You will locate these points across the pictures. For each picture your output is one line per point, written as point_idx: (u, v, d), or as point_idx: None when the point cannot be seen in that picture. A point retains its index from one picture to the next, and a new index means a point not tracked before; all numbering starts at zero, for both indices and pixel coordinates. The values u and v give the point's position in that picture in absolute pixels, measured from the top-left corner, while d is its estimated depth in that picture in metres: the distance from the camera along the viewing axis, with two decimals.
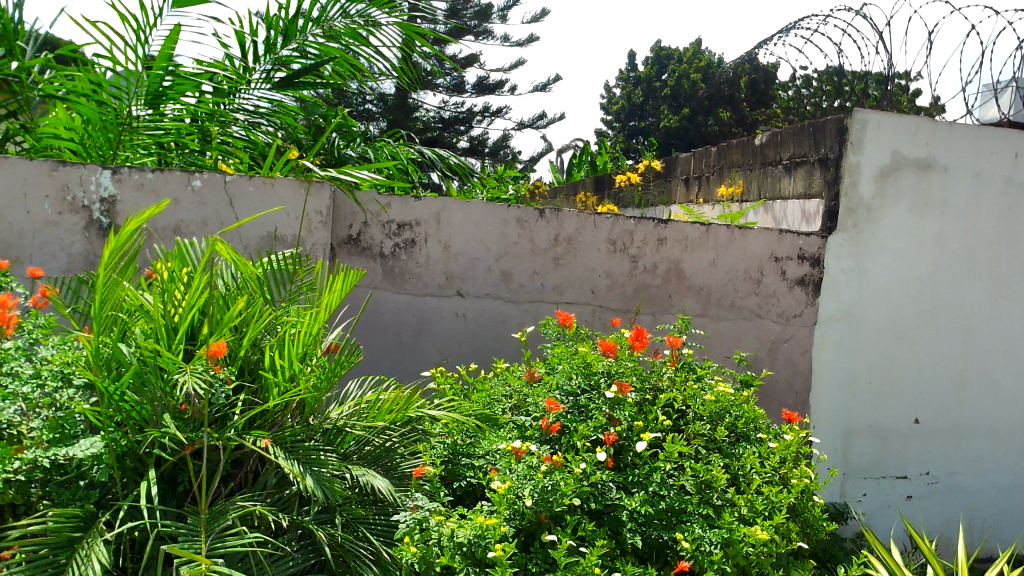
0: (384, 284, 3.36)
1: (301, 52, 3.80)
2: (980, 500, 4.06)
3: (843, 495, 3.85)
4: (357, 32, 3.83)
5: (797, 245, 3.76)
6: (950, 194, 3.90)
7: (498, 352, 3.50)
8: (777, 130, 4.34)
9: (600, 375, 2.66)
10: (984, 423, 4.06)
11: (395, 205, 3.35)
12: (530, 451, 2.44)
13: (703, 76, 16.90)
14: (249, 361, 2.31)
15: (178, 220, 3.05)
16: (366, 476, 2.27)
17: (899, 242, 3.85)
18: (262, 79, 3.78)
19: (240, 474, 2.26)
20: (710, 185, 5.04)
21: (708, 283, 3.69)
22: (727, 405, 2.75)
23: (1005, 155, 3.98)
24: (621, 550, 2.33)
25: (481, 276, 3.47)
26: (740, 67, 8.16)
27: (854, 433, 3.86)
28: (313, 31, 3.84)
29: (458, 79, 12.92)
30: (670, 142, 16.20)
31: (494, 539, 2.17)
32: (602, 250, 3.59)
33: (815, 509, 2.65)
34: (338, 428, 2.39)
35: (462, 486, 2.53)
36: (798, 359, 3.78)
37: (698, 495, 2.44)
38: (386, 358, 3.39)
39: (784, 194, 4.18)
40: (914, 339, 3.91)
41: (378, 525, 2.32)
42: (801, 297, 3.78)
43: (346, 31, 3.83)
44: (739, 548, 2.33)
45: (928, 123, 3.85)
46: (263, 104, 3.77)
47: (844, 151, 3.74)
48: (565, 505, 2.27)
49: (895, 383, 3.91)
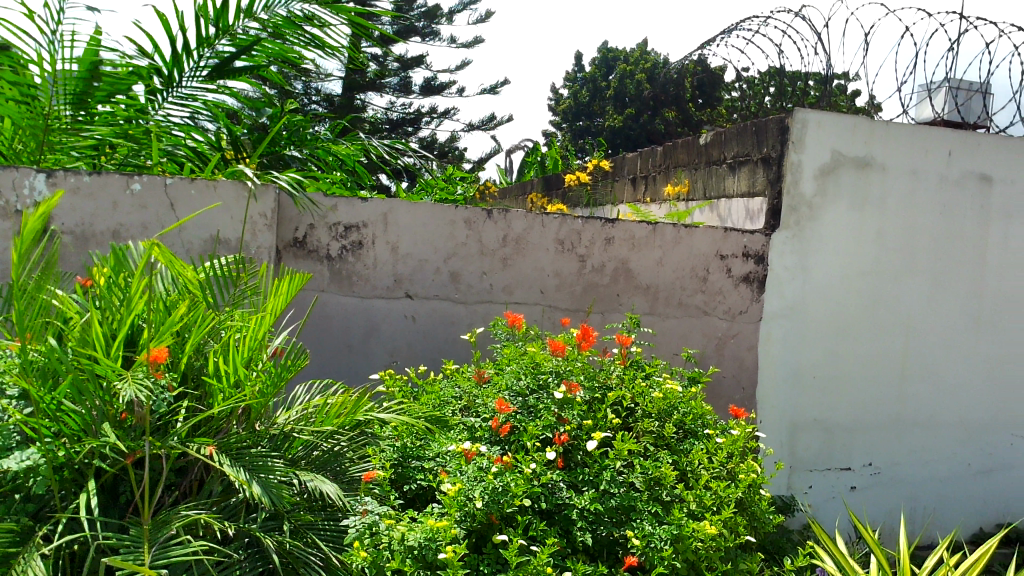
0: (331, 286, 3.33)
1: (236, 46, 3.72)
2: (921, 489, 4.17)
3: (790, 488, 3.92)
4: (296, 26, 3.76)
5: (741, 243, 3.81)
6: (888, 191, 4.00)
7: (447, 354, 3.49)
8: (720, 129, 4.41)
9: (549, 374, 2.66)
10: (925, 414, 4.16)
11: (342, 206, 3.31)
12: (481, 453, 2.43)
13: (647, 76, 17.11)
14: (192, 368, 2.26)
15: (117, 224, 2.98)
16: (314, 481, 2.24)
17: (840, 239, 3.94)
18: (195, 72, 3.70)
19: (184, 482, 2.21)
20: (655, 185, 5.10)
21: (655, 281, 3.73)
22: (675, 402, 2.78)
23: (939, 154, 4.08)
24: (573, 548, 2.34)
25: (430, 278, 3.45)
26: (685, 68, 8.25)
27: (800, 427, 3.94)
28: (245, 21, 3.75)
29: (405, 80, 12.86)
30: (616, 142, 16.37)
31: (444, 542, 2.15)
32: (551, 250, 3.60)
33: (761, 502, 2.69)
34: (285, 434, 2.36)
35: (412, 489, 2.50)
36: (744, 355, 3.84)
37: (647, 493, 2.46)
38: (335, 361, 3.36)
39: (728, 192, 4.25)
40: (856, 334, 4.00)
41: (327, 530, 2.30)
42: (746, 294, 3.83)
43: (284, 24, 3.75)
44: (687, 544, 2.35)
45: (867, 122, 3.94)
46: (199, 99, 3.69)
47: (786, 150, 3.81)
48: (515, 506, 2.27)
49: (839, 378, 3.99)
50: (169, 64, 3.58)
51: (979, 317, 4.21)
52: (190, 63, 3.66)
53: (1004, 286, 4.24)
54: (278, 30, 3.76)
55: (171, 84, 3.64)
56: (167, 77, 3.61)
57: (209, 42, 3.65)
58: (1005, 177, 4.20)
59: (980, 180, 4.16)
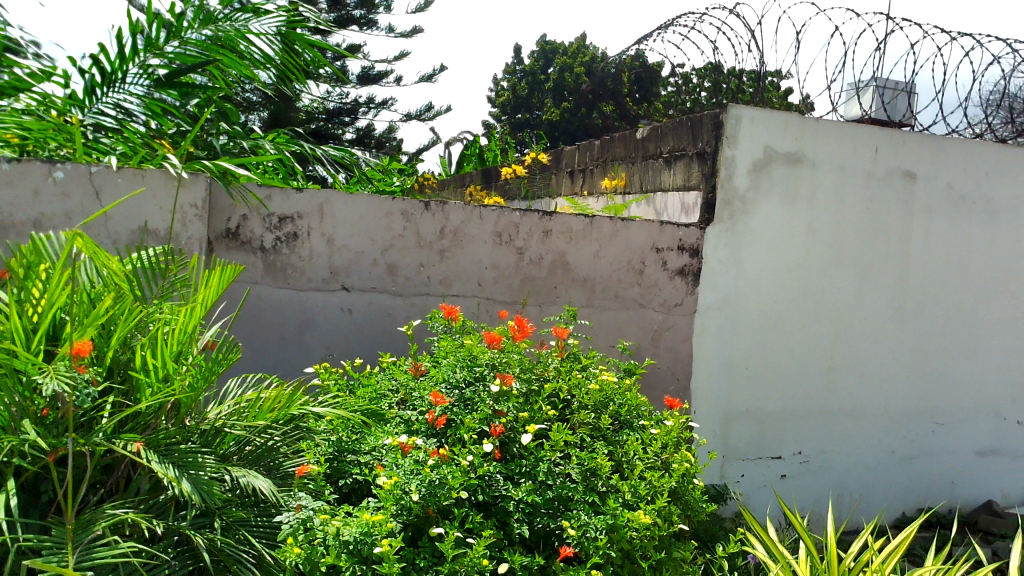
0: (265, 279, 3.27)
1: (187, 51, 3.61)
2: (847, 476, 4.30)
3: (723, 477, 4.00)
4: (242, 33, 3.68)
5: (677, 236, 3.87)
6: (818, 186, 4.10)
7: (384, 347, 3.46)
8: (656, 123, 4.47)
9: (484, 366, 2.67)
10: (852, 404, 4.28)
11: (276, 197, 3.25)
12: (417, 446, 2.41)
13: (586, 70, 17.20)
14: (118, 362, 2.19)
15: (39, 213, 2.87)
16: (247, 476, 2.20)
17: (771, 233, 4.02)
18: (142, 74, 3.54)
19: (110, 480, 2.15)
20: (593, 178, 5.14)
21: (593, 274, 3.77)
22: (611, 394, 2.81)
23: (866, 150, 4.19)
24: (509, 540, 2.34)
25: (367, 270, 3.41)
26: (622, 62, 8.32)
27: (733, 417, 4.02)
28: (199, 28, 3.67)
29: (343, 70, 12.71)
30: (554, 135, 16.43)
31: (380, 536, 2.13)
32: (488, 242, 3.60)
33: (694, 491, 2.74)
34: (216, 429, 2.31)
35: (348, 483, 2.44)
36: (679, 347, 3.90)
37: (583, 483, 2.48)
38: (269, 355, 3.30)
39: (664, 186, 4.30)
40: (786, 325, 4.10)
41: (260, 526, 2.26)
42: (681, 286, 3.89)
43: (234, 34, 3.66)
44: (622, 533, 2.37)
45: (797, 119, 4.03)
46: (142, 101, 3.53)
47: (721, 145, 3.87)
48: (452, 499, 2.26)
49: (770, 368, 4.08)
50: (114, 61, 3.47)
51: (903, 309, 4.34)
52: (136, 63, 3.53)
53: (927, 279, 4.38)
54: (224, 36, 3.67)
55: (114, 80, 3.51)
56: (110, 74, 3.48)
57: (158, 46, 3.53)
58: (929, 174, 4.33)
59: (905, 176, 4.29)
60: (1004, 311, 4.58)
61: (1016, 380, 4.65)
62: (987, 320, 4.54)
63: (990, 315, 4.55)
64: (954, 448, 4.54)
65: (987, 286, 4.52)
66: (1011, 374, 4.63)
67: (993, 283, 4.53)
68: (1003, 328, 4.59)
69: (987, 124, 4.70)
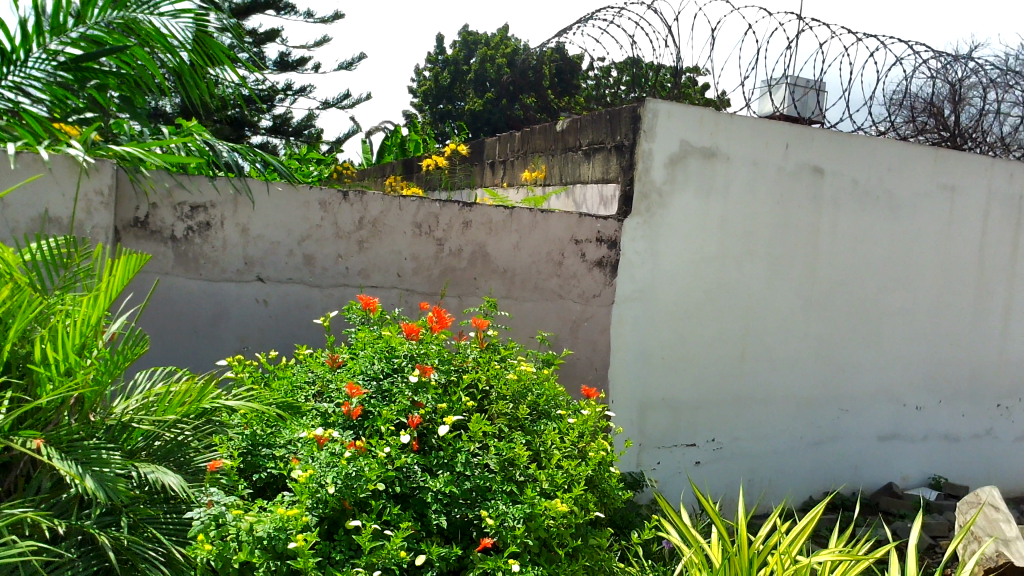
0: (176, 269, 3.17)
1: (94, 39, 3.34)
2: (758, 462, 4.43)
3: (639, 465, 4.08)
4: (160, 30, 3.45)
5: (595, 228, 3.92)
6: (731, 180, 4.21)
7: (301, 338, 3.41)
8: (576, 116, 4.51)
9: (402, 358, 2.65)
10: (762, 392, 4.42)
11: (187, 185, 3.16)
12: (333, 438, 2.38)
13: (507, 62, 17.20)
14: (16, 356, 2.10)
15: None
16: (156, 472, 2.14)
17: (687, 226, 4.11)
18: (44, 56, 3.26)
19: (7, 479, 2.07)
20: (513, 169, 5.16)
21: (512, 265, 3.80)
22: (529, 384, 2.84)
23: (777, 146, 4.32)
24: (427, 531, 2.34)
25: (283, 261, 3.35)
26: (544, 55, 8.36)
27: (649, 406, 4.10)
28: (111, 16, 3.40)
29: (259, 55, 12.40)
30: (476, 127, 16.40)
31: (295, 531, 2.09)
32: (408, 233, 3.57)
33: (610, 479, 2.78)
34: (121, 424, 2.23)
35: (262, 478, 2.40)
36: (597, 338, 3.96)
37: (501, 473, 2.50)
38: (180, 347, 3.21)
39: (583, 178, 4.34)
40: (701, 316, 4.19)
41: (170, 524, 2.20)
42: (599, 278, 3.95)
43: (152, 33, 3.43)
44: (539, 521, 2.40)
45: (712, 114, 4.12)
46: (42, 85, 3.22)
47: (638, 138, 3.93)
48: (369, 491, 2.24)
49: (685, 358, 4.18)
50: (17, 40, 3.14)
51: (811, 299, 4.50)
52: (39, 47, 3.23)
53: (834, 270, 4.55)
54: (140, 33, 3.42)
55: (14, 60, 3.16)
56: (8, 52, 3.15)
57: (65, 30, 3.26)
58: (836, 169, 4.49)
59: (813, 171, 4.43)
60: (905, 301, 4.78)
61: (915, 367, 4.87)
62: (889, 310, 4.74)
63: (892, 305, 4.75)
64: (858, 433, 4.73)
65: (890, 278, 4.72)
66: (911, 362, 4.85)
67: (894, 275, 4.73)
68: (903, 318, 4.79)
69: (890, 122, 4.90)
